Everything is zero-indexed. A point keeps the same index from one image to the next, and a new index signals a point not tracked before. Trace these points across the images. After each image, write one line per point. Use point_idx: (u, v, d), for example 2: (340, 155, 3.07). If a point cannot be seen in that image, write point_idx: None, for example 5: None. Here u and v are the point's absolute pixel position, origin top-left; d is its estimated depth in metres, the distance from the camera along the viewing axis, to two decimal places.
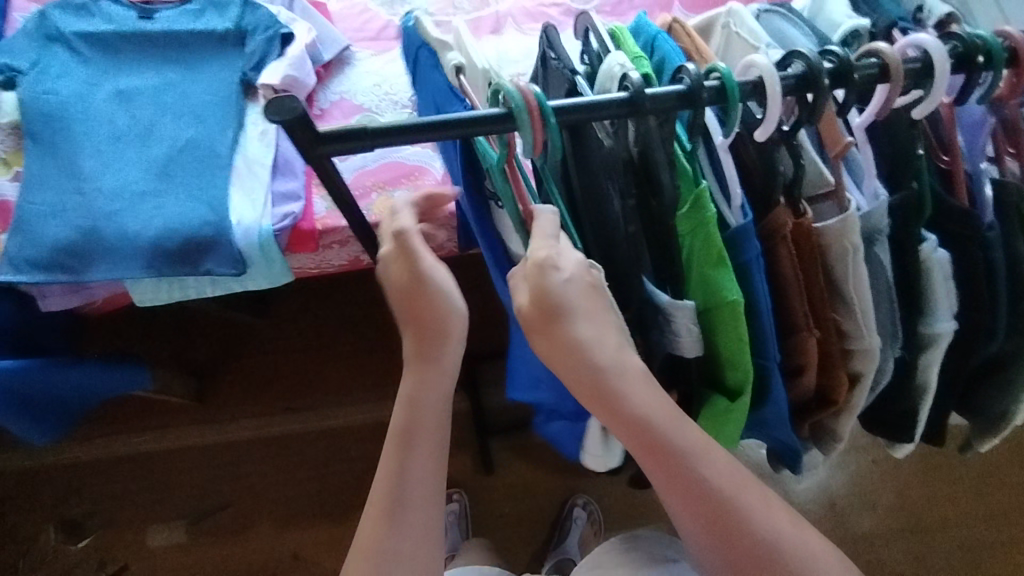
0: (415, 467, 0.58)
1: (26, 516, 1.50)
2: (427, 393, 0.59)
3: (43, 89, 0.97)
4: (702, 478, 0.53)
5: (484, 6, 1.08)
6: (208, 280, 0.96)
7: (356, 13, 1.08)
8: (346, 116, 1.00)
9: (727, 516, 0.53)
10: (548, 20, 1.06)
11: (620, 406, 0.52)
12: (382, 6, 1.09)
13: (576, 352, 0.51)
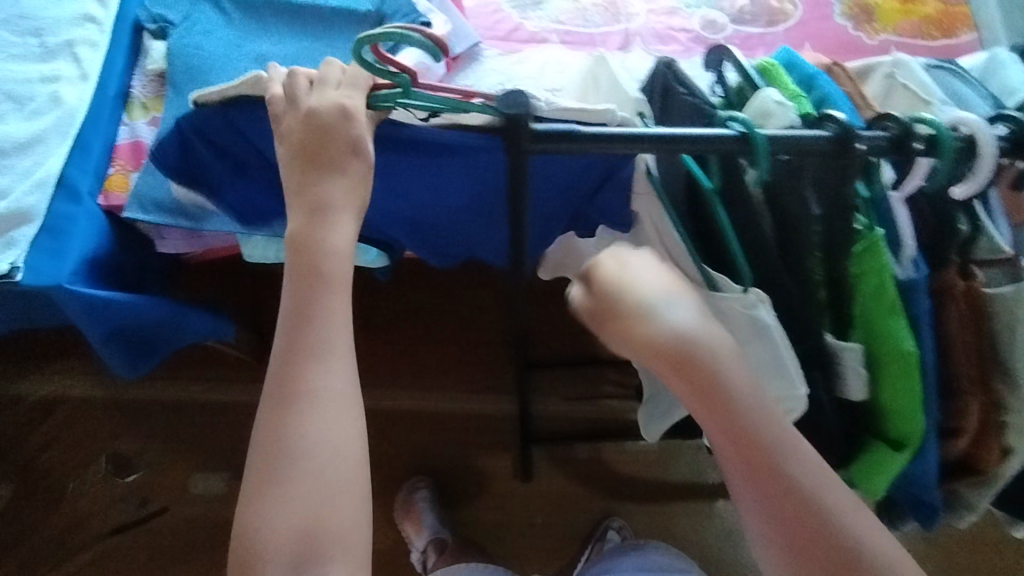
0: (325, 370, 0.61)
1: (82, 443, 1.56)
2: (327, 290, 0.64)
3: (189, 43, 1.00)
4: (787, 469, 0.51)
5: (615, 23, 1.09)
6: None
7: (489, 12, 1.09)
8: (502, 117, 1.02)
9: (810, 515, 0.50)
10: (677, 45, 1.07)
11: (696, 377, 0.53)
12: (515, 8, 1.09)
13: (649, 321, 0.54)
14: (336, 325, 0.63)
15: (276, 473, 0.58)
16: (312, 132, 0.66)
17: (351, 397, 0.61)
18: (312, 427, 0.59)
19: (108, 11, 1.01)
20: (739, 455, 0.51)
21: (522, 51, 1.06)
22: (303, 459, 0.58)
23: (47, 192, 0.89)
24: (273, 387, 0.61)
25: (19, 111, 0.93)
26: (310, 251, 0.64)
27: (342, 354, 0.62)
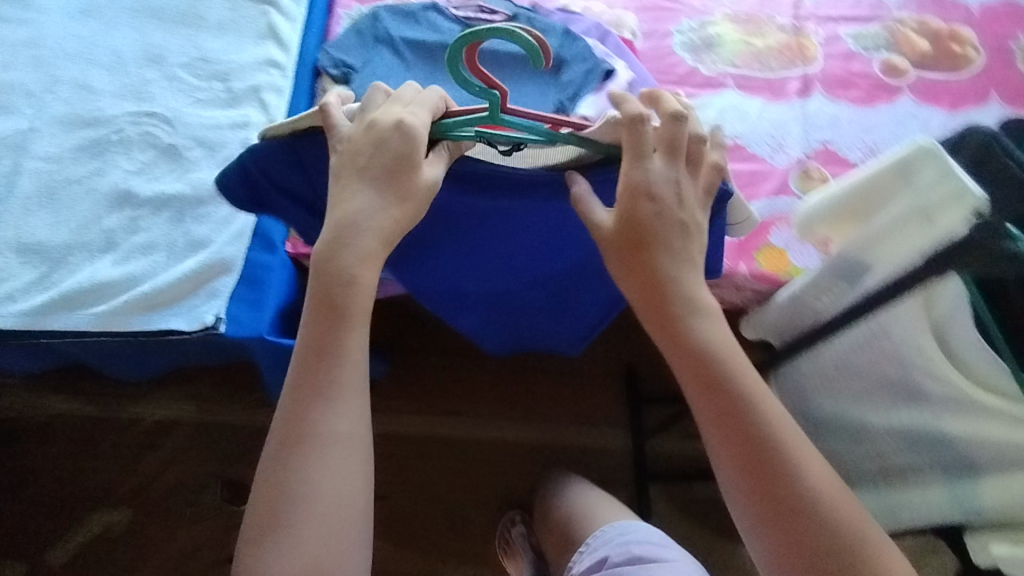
0: (331, 412, 0.61)
1: (195, 468, 1.55)
2: (345, 327, 0.63)
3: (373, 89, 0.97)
4: (762, 436, 0.58)
5: (792, 68, 1.06)
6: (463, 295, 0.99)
7: (661, 56, 1.06)
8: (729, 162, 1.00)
9: (763, 464, 0.58)
10: (859, 92, 1.04)
11: (683, 336, 0.61)
12: (688, 52, 1.07)
13: (662, 292, 0.61)
14: (348, 369, 0.62)
15: (278, 503, 0.59)
16: (372, 148, 0.60)
17: (358, 438, 0.62)
18: (314, 469, 0.60)
19: (289, 55, 1.01)
20: (709, 400, 0.60)
21: (699, 97, 1.04)
22: (307, 501, 0.59)
23: (245, 241, 0.89)
24: (280, 423, 0.62)
25: (212, 157, 0.94)
26: (331, 279, 0.62)
27: (354, 398, 0.63)
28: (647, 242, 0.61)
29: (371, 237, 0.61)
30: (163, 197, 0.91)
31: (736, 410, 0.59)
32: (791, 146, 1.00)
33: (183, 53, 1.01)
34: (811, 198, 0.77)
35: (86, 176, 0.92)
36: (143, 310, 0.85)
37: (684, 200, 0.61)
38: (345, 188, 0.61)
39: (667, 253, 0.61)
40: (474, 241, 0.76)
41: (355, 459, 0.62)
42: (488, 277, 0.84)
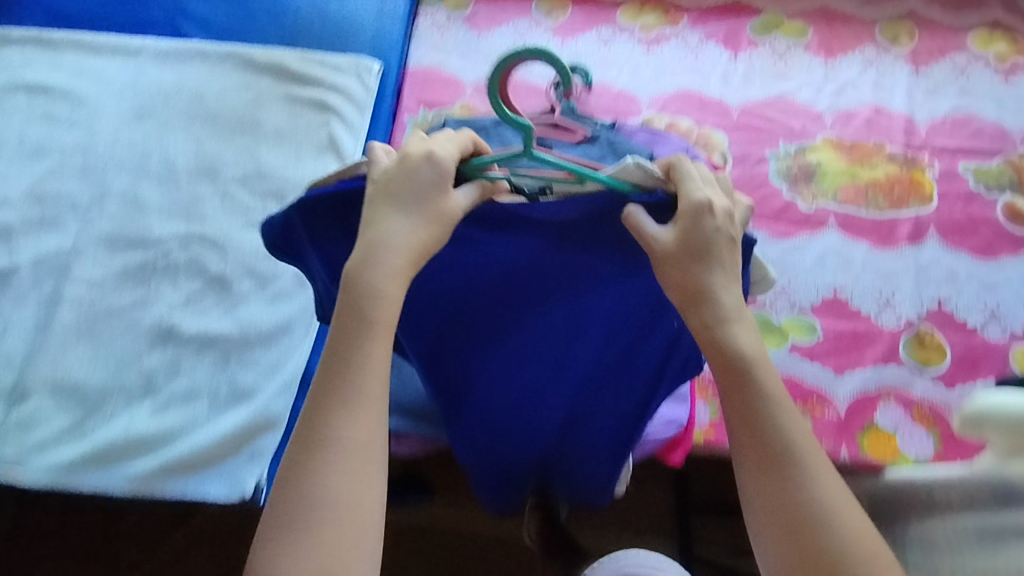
0: (349, 415, 0.50)
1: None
2: (368, 337, 0.51)
3: None
4: (797, 467, 0.50)
5: (902, 207, 0.94)
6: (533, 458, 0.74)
7: (755, 186, 0.96)
8: (830, 319, 0.89)
9: (777, 476, 0.50)
10: (981, 241, 0.92)
11: (714, 339, 0.52)
12: (784, 182, 0.96)
13: (700, 297, 0.52)
14: (372, 372, 0.51)
15: (295, 511, 0.49)
16: (401, 171, 0.51)
17: (378, 449, 0.51)
18: (333, 476, 0.49)
19: None
20: (732, 398, 0.52)
21: (797, 236, 0.93)
22: (320, 512, 0.49)
23: (293, 392, 0.82)
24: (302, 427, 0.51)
25: (262, 290, 0.86)
26: (359, 293, 0.51)
27: (374, 400, 0.51)
28: (705, 251, 0.51)
29: (393, 264, 0.51)
30: (209, 336, 0.84)
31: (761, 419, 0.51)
32: (900, 303, 0.90)
33: (238, 165, 0.94)
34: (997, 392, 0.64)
35: (129, 307, 0.86)
36: (181, 470, 0.78)
37: (735, 216, 0.53)
38: (378, 212, 0.51)
39: (713, 263, 0.52)
40: (482, 318, 0.61)
41: (371, 467, 0.50)
42: (505, 380, 0.66)
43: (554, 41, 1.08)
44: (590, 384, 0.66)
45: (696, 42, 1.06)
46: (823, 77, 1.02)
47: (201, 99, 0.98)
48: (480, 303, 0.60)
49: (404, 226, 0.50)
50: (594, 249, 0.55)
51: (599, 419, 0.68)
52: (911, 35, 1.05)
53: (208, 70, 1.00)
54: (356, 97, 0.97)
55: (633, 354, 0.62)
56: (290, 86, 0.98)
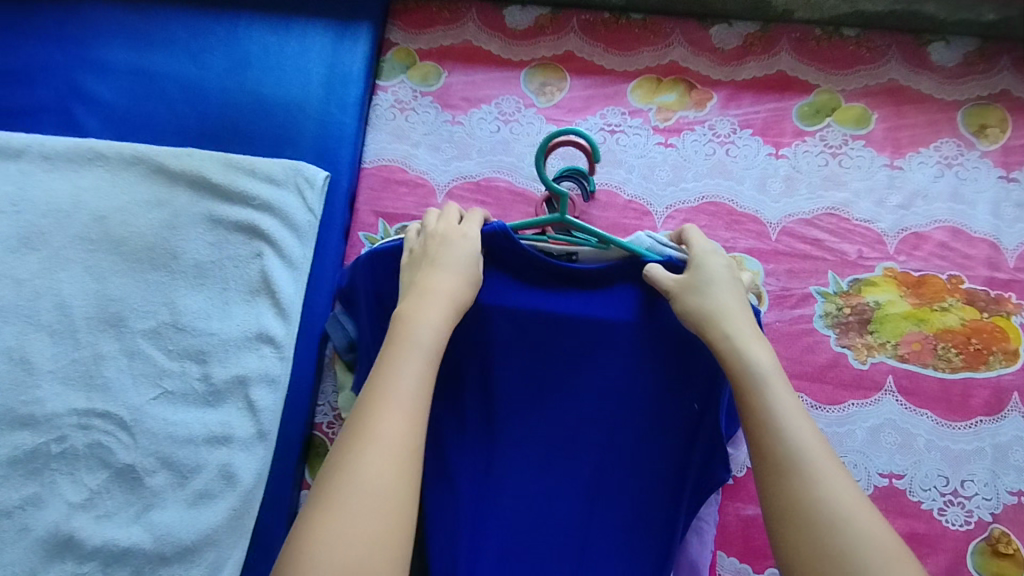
0: (386, 419, 0.50)
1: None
2: (413, 360, 0.55)
3: None
4: (806, 465, 0.49)
5: (979, 365, 0.76)
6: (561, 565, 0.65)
7: (795, 334, 0.77)
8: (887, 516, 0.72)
9: (786, 471, 0.49)
10: None
11: (725, 350, 0.57)
12: (832, 329, 0.77)
13: (709, 320, 0.59)
14: (410, 386, 0.53)
15: (339, 497, 0.47)
16: (437, 238, 0.65)
17: (414, 455, 0.50)
18: (373, 469, 0.48)
19: (290, 324, 0.75)
20: (743, 399, 0.54)
21: (846, 405, 0.75)
22: (365, 499, 0.47)
23: None
24: (348, 425, 0.51)
25: (182, 488, 0.70)
26: (410, 322, 0.58)
27: (416, 407, 0.52)
28: (707, 277, 0.61)
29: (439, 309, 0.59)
30: (116, 550, 0.68)
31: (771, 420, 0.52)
32: (972, 498, 0.72)
33: (149, 312, 0.75)
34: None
35: (17, 508, 0.69)
36: None
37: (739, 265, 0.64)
38: (420, 269, 0.63)
39: (716, 288, 0.61)
40: (511, 389, 0.69)
41: (407, 466, 0.49)
42: (517, 462, 0.68)
43: (548, 128, 0.87)
44: (601, 473, 0.67)
45: (727, 131, 0.85)
46: (886, 185, 0.82)
47: (102, 221, 0.78)
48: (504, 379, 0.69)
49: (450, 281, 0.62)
50: (619, 295, 0.67)
51: (608, 522, 0.67)
52: (1003, 125, 0.83)
53: (111, 180, 0.80)
54: (296, 223, 0.78)
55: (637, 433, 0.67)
56: (213, 203, 0.78)
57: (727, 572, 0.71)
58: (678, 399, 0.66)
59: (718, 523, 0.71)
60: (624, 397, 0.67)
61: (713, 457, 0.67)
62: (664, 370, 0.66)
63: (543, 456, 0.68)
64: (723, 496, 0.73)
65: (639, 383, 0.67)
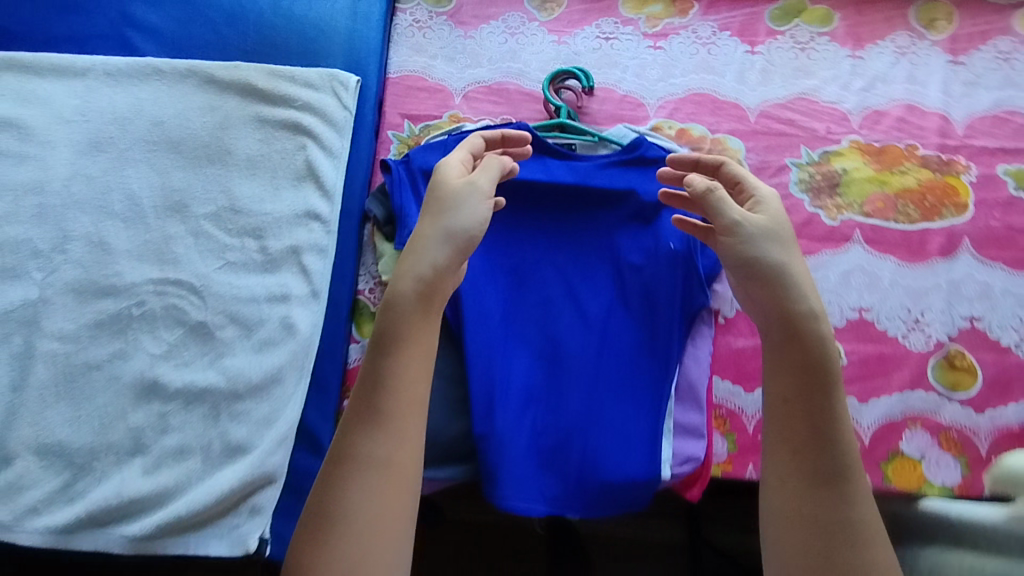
0: (364, 438, 0.61)
1: None
2: (383, 362, 0.64)
3: None
4: (838, 480, 0.58)
5: (934, 217, 0.87)
6: (577, 384, 0.80)
7: (774, 199, 0.88)
8: (859, 343, 0.83)
9: (819, 481, 0.58)
10: (1019, 254, 0.85)
11: (806, 343, 0.62)
12: (806, 194, 0.88)
13: (785, 289, 0.64)
14: (380, 399, 0.62)
15: (331, 524, 0.59)
16: (442, 188, 0.69)
17: (388, 467, 0.61)
18: (359, 497, 0.60)
19: (333, 204, 0.86)
20: (805, 406, 0.60)
21: (819, 254, 0.86)
22: (351, 528, 0.59)
23: (289, 446, 0.78)
24: (332, 453, 0.62)
25: (248, 339, 0.81)
26: (389, 317, 0.65)
27: (392, 431, 0.62)
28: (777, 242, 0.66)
29: (411, 301, 0.65)
30: (195, 390, 0.79)
31: (835, 441, 0.59)
32: (930, 324, 0.84)
33: (208, 199, 0.86)
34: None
35: (106, 361, 0.80)
36: (177, 531, 0.76)
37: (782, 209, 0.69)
38: (430, 221, 0.68)
39: (784, 253, 0.65)
40: (530, 243, 0.85)
41: (392, 481, 0.61)
42: (536, 305, 0.83)
43: (550, 38, 0.98)
44: (608, 313, 0.82)
45: (709, 34, 0.97)
46: (850, 72, 0.93)
47: (161, 125, 0.89)
48: (526, 234, 0.85)
49: (426, 245, 0.66)
50: (615, 169, 0.85)
51: (616, 353, 0.81)
52: (950, 18, 0.95)
53: (167, 90, 0.90)
54: (333, 120, 0.88)
55: (636, 273, 0.82)
56: (258, 105, 0.89)
57: (721, 394, 0.83)
58: (670, 247, 0.82)
59: (711, 351, 0.83)
60: (622, 245, 0.83)
61: (698, 283, 0.81)
62: (654, 223, 0.83)
63: (560, 298, 0.83)
64: (715, 331, 0.85)
65: (636, 235, 0.83)
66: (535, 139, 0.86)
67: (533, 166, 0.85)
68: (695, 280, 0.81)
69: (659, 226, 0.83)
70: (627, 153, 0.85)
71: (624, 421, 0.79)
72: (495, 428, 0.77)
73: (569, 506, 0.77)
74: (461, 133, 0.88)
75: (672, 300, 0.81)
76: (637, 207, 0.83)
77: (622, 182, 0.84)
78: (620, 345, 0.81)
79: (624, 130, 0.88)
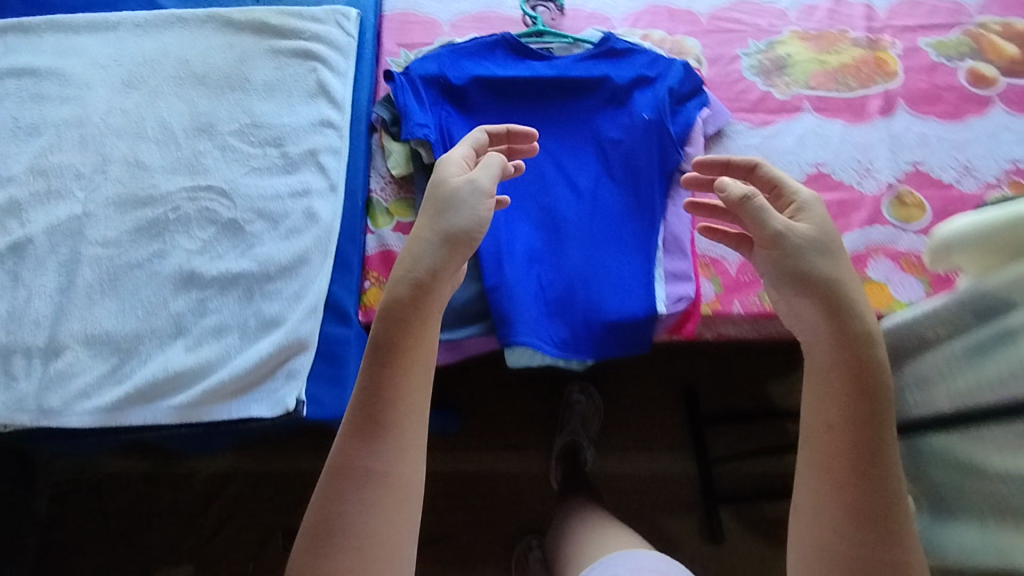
0: (360, 450, 0.66)
1: (465, 527, 1.50)
2: (378, 368, 0.68)
3: (422, 130, 0.91)
4: (882, 503, 0.61)
5: (870, 85, 0.99)
6: (574, 243, 0.89)
7: (731, 82, 1.00)
8: (821, 192, 0.94)
9: (866, 511, 0.61)
10: (946, 107, 0.97)
11: (861, 364, 0.64)
12: (758, 76, 1.01)
13: (838, 310, 0.66)
14: (374, 413, 0.66)
15: (331, 538, 0.63)
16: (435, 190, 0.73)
17: (388, 481, 0.66)
18: (359, 514, 0.64)
19: (344, 113, 0.96)
20: (850, 427, 0.63)
21: (775, 123, 0.98)
22: (348, 541, 0.64)
23: (320, 316, 0.86)
24: (332, 466, 0.67)
25: (275, 229, 0.90)
26: (391, 329, 0.68)
27: (390, 442, 0.66)
28: (824, 256, 0.68)
29: (397, 314, 0.68)
30: (230, 276, 0.87)
31: (882, 463, 0.61)
32: (879, 171, 0.95)
33: (231, 119, 0.96)
34: (959, 221, 0.69)
35: (147, 260, 0.89)
36: (221, 399, 0.82)
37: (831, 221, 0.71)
38: (427, 218, 0.72)
39: (829, 264, 0.68)
40: (520, 129, 0.95)
41: (393, 492, 0.66)
42: (531, 180, 0.93)
43: None
44: (596, 183, 0.93)
45: None
46: None
47: (187, 64, 1.00)
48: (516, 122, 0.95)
49: (413, 242, 0.71)
50: (589, 62, 0.97)
51: (606, 215, 0.91)
52: None
53: (189, 35, 1.02)
54: (339, 44, 1.00)
55: (617, 146, 0.93)
56: (271, 40, 1.01)
57: (705, 245, 0.92)
58: (645, 118, 0.92)
59: (690, 209, 0.93)
60: (602, 123, 0.94)
61: (671, 145, 0.92)
62: (628, 103, 0.94)
63: (552, 172, 0.93)
64: (693, 193, 0.95)
65: (614, 114, 0.94)
66: (516, 44, 0.98)
67: (517, 66, 0.97)
68: (669, 143, 0.91)
69: (633, 103, 0.94)
70: (599, 49, 0.97)
71: (618, 270, 0.88)
72: (504, 279, 0.86)
73: (577, 348, 0.86)
74: (452, 45, 0.99)
75: (650, 164, 0.91)
76: (611, 90, 0.95)
77: (597, 71, 0.96)
78: (610, 208, 0.91)
79: (595, 34, 1.01)
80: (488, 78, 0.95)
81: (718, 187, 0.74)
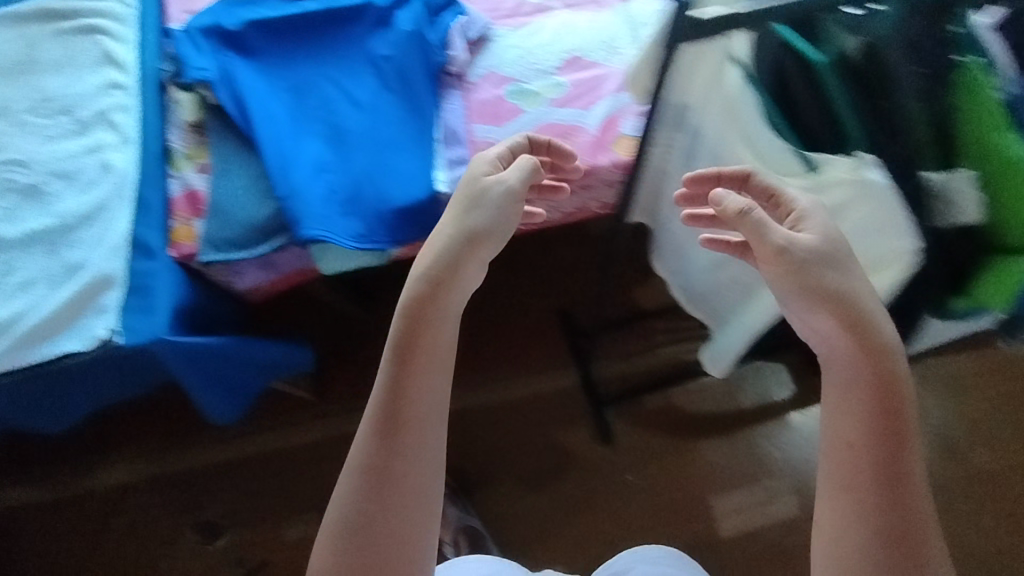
0: (382, 452, 0.56)
1: None
2: (397, 371, 0.57)
3: (201, 72, 0.99)
4: (900, 483, 0.52)
5: None
6: (357, 149, 0.97)
7: None
8: (576, 73, 1.06)
9: (885, 484, 0.53)
10: None
11: (875, 348, 0.54)
12: None
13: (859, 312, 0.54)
14: (392, 416, 0.57)
15: (356, 543, 0.56)
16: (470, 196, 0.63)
17: (413, 489, 0.57)
18: (389, 521, 0.56)
19: (130, 74, 1.03)
20: (867, 431, 0.53)
21: (530, 24, 1.11)
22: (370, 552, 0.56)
23: (124, 253, 0.92)
24: (355, 465, 0.57)
25: (73, 185, 0.95)
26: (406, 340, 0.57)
27: (415, 446, 0.57)
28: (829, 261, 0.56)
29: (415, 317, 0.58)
30: (32, 233, 0.91)
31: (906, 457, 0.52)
32: (623, 46, 1.08)
33: (22, 98, 1.01)
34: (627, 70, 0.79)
35: None
36: (35, 343, 0.87)
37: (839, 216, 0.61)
38: (461, 217, 0.62)
39: (843, 274, 0.56)
40: (299, 62, 1.04)
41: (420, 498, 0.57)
42: (314, 104, 1.01)
43: None
44: (373, 95, 1.01)
45: None
46: None
47: None
48: (294, 56, 1.04)
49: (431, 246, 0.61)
50: None
51: (385, 121, 0.99)
52: None
53: None
54: (120, 17, 1.08)
55: (388, 60, 1.02)
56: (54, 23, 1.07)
57: (481, 134, 1.02)
58: (405, 30, 1.02)
59: (464, 106, 1.04)
60: (371, 43, 1.04)
61: (432, 51, 1.03)
62: (391, 22, 1.05)
63: (332, 92, 1.01)
64: (467, 93, 1.06)
65: (381, 34, 1.04)
66: None
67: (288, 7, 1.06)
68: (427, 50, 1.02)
69: (396, 21, 1.04)
70: None
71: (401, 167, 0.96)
72: (292, 188, 0.94)
73: (373, 239, 0.94)
74: None
75: (416, 70, 1.02)
76: (375, 13, 1.05)
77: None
78: (388, 114, 1.00)
79: None
80: (261, 21, 1.04)
81: (711, 202, 0.61)
